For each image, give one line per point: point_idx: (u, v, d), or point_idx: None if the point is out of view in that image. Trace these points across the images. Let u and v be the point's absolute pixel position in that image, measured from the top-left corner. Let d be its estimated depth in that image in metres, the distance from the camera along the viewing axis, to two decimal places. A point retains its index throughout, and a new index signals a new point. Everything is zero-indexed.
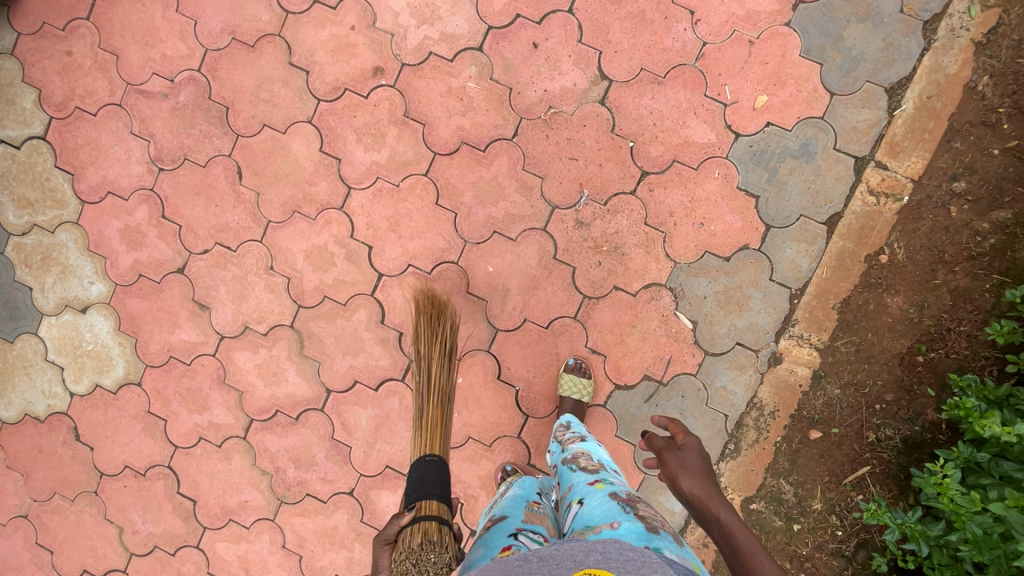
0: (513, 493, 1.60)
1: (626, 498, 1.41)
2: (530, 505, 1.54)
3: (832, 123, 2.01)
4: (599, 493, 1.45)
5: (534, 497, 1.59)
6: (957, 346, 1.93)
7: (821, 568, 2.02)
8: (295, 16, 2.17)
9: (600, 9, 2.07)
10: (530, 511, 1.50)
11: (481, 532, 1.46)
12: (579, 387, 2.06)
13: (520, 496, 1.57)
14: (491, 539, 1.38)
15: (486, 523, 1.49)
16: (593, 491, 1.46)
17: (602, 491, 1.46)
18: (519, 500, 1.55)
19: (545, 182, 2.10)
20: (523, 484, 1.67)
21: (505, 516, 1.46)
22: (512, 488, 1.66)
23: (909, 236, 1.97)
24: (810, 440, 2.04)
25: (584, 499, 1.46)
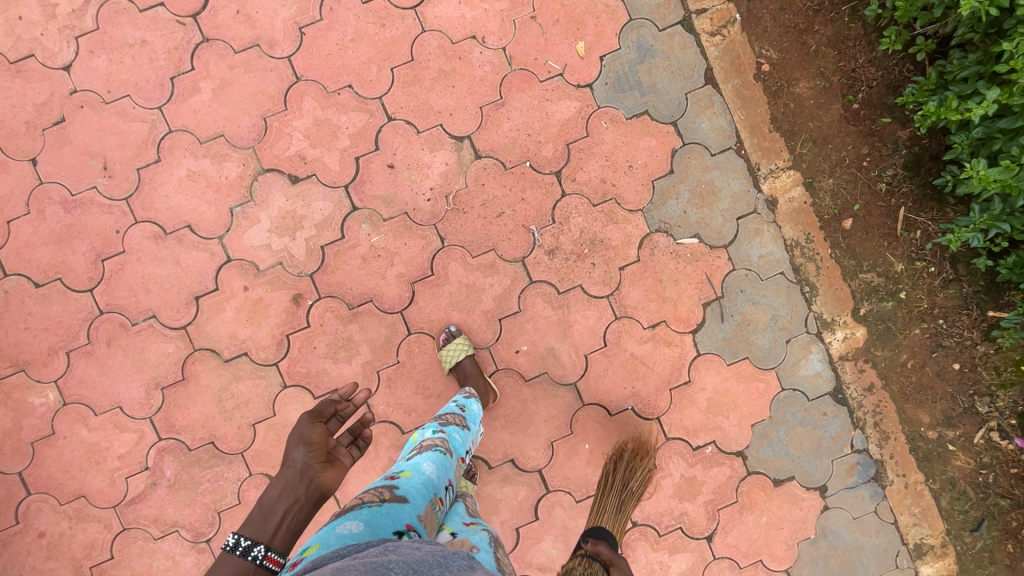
0: (428, 475, 1.50)
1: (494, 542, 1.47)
2: (433, 500, 1.46)
3: (641, 16, 2.13)
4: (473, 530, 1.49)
5: (443, 492, 1.51)
6: (871, 75, 2.10)
7: (948, 303, 2.14)
8: (191, 323, 2.07)
9: (408, 95, 2.09)
10: (429, 509, 1.42)
11: (371, 501, 1.37)
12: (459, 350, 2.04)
13: (431, 484, 1.48)
14: (376, 524, 1.29)
15: (381, 492, 1.41)
16: (468, 529, 1.49)
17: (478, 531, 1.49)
18: (429, 490, 1.46)
19: (498, 249, 2.12)
20: (439, 464, 1.55)
21: (402, 506, 1.38)
22: (427, 459, 1.55)
23: (765, 38, 2.13)
24: (850, 228, 2.16)
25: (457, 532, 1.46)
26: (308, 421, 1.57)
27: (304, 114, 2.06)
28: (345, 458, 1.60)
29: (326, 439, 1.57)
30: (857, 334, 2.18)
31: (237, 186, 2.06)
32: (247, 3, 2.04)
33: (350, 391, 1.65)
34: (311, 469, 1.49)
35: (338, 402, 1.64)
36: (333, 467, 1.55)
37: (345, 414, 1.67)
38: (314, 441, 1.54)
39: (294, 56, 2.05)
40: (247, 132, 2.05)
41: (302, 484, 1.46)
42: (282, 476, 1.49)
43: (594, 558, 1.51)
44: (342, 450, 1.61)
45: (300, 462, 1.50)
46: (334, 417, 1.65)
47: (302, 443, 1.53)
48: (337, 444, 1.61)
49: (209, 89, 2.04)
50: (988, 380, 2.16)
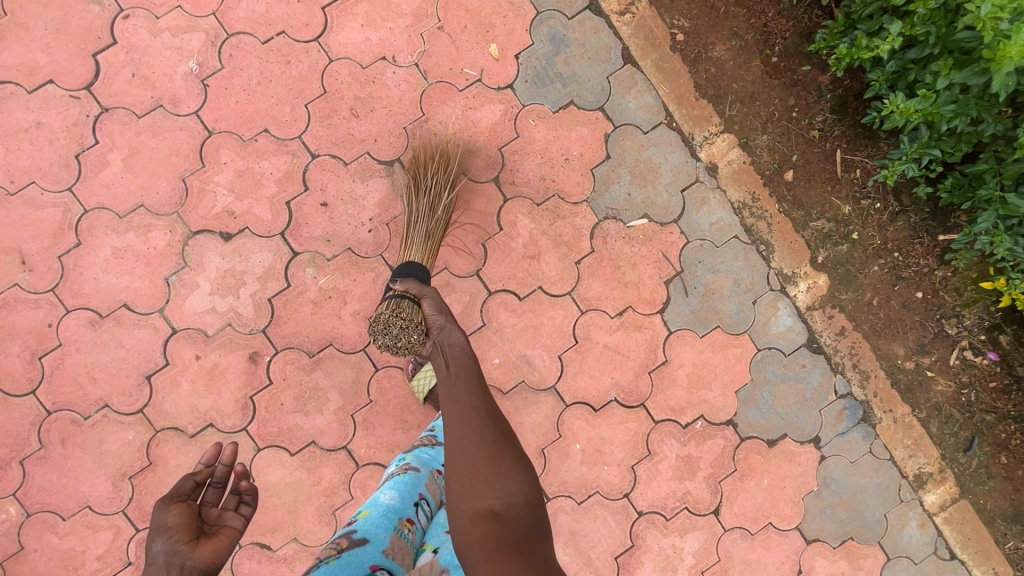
0: (387, 505, 1.51)
1: None
2: (399, 527, 1.48)
3: (548, 7, 2.10)
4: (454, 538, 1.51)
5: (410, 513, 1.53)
6: (784, 27, 2.11)
7: (900, 235, 2.16)
8: (147, 405, 1.97)
9: (327, 129, 2.02)
10: (395, 539, 1.44)
11: (332, 554, 1.38)
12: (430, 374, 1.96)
13: (392, 512, 1.49)
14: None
15: (341, 540, 1.42)
16: (447, 539, 1.51)
17: (457, 538, 1.51)
18: (389, 520, 1.47)
19: (451, 267, 2.07)
20: (401, 488, 1.57)
21: (363, 547, 1.39)
22: (387, 489, 1.56)
23: (674, 8, 2.12)
24: (792, 180, 2.17)
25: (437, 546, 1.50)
26: (165, 505, 1.32)
27: (223, 167, 1.98)
28: (233, 521, 1.40)
29: (195, 515, 1.35)
30: (820, 282, 2.19)
31: (168, 254, 1.96)
32: (141, 64, 1.94)
33: (212, 455, 1.44)
34: (177, 553, 1.24)
35: (197, 472, 1.41)
36: (210, 540, 1.31)
37: (218, 479, 1.45)
38: (174, 524, 1.28)
39: (202, 110, 1.97)
40: (168, 197, 1.96)
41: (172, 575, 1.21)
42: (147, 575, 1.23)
43: (404, 299, 1.75)
44: (229, 514, 1.41)
45: (163, 552, 1.23)
46: (208, 486, 1.44)
47: (157, 532, 1.27)
48: (219, 513, 1.41)
49: (119, 160, 1.94)
50: (952, 302, 2.18)
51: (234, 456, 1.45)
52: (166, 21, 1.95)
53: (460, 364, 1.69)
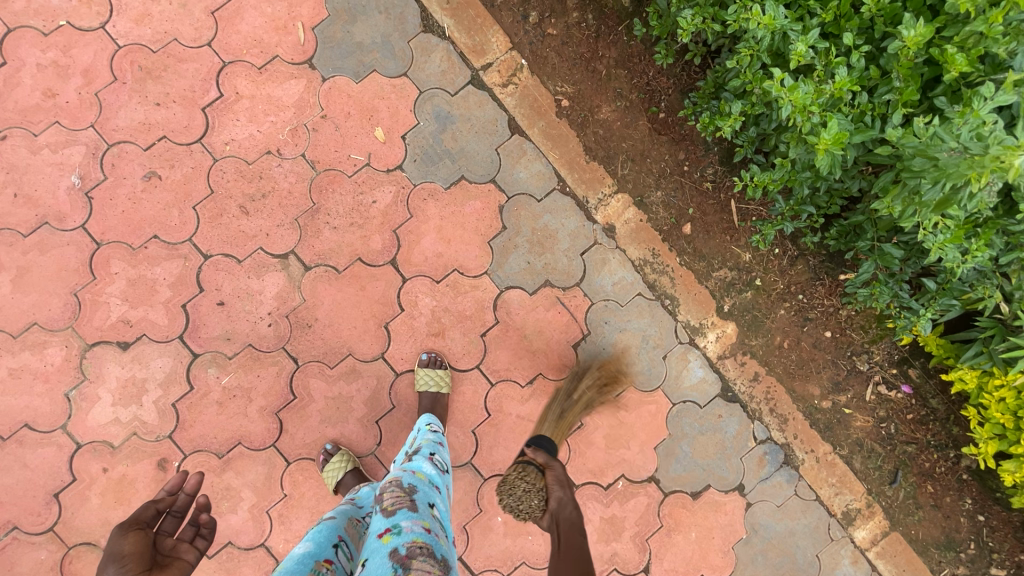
0: (300, 553, 1.37)
1: (402, 556, 1.34)
2: (316, 566, 1.34)
3: (430, 86, 2.11)
4: (381, 551, 1.37)
5: (329, 553, 1.40)
6: (665, 84, 2.12)
7: (802, 278, 2.17)
8: (57, 523, 1.95)
9: (217, 228, 2.02)
10: None
11: None
12: (336, 468, 1.96)
13: (307, 556, 1.36)
14: None
15: None
16: (377, 549, 1.38)
17: (385, 547, 1.37)
18: (303, 563, 1.33)
19: (354, 353, 2.07)
20: (315, 536, 1.44)
21: None
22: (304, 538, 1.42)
23: (556, 75, 2.14)
24: (691, 233, 2.18)
25: (369, 559, 1.37)
26: (120, 533, 1.21)
27: (115, 278, 1.98)
28: (188, 554, 1.28)
29: (150, 544, 1.23)
30: (728, 330, 2.20)
31: (66, 369, 1.96)
32: (24, 184, 1.95)
33: (177, 481, 1.32)
34: None
35: (158, 500, 1.30)
36: (164, 572, 1.20)
37: (178, 508, 1.33)
38: (128, 552, 1.16)
39: (88, 222, 1.97)
40: (61, 313, 1.96)
41: None
42: None
43: None
44: (184, 546, 1.29)
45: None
46: (166, 514, 1.32)
47: (110, 558, 1.15)
48: (174, 543, 1.28)
49: (8, 281, 1.94)
50: (860, 339, 2.19)
51: (198, 487, 1.33)
52: (44, 137, 1.95)
53: None
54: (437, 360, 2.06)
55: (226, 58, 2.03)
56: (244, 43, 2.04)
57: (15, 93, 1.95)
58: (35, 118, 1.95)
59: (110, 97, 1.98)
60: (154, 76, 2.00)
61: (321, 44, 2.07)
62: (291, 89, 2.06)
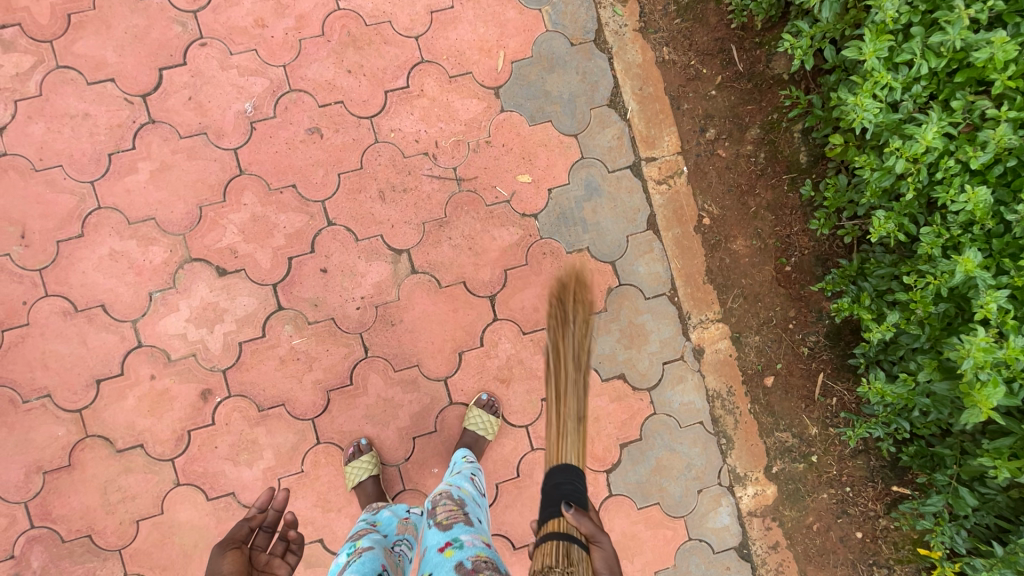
0: None
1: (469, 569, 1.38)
2: None
3: (593, 155, 2.17)
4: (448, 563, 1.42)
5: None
6: (805, 243, 2.15)
7: (856, 473, 2.17)
8: (88, 407, 1.96)
9: (350, 202, 2.07)
10: None
11: None
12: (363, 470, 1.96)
13: (370, 559, 1.45)
14: None
15: None
16: (441, 561, 1.43)
17: (450, 560, 1.42)
18: None
19: (422, 366, 2.09)
20: (361, 567, 1.42)
21: None
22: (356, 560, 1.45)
23: (709, 193, 2.19)
24: (770, 386, 2.20)
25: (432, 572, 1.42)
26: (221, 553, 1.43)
27: (242, 207, 2.02)
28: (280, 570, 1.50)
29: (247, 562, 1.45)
30: (767, 491, 2.20)
31: (160, 271, 1.99)
32: (201, 91, 2.01)
33: (265, 500, 1.56)
34: None
35: (252, 518, 1.54)
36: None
37: (269, 524, 1.58)
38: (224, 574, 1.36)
39: (240, 148, 2.03)
40: (180, 219, 2.00)
41: None
42: None
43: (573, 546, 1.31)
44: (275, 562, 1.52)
45: None
46: (260, 530, 1.56)
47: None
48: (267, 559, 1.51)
49: (147, 170, 1.99)
50: (887, 553, 2.15)
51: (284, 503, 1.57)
52: (238, 59, 2.03)
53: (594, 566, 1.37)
54: (494, 406, 2.08)
55: (425, 56, 2.12)
56: (447, 49, 2.13)
57: (230, 11, 2.03)
58: (238, 39, 2.03)
59: (310, 48, 2.06)
60: (357, 45, 2.08)
61: (513, 79, 2.15)
62: (470, 107, 2.13)
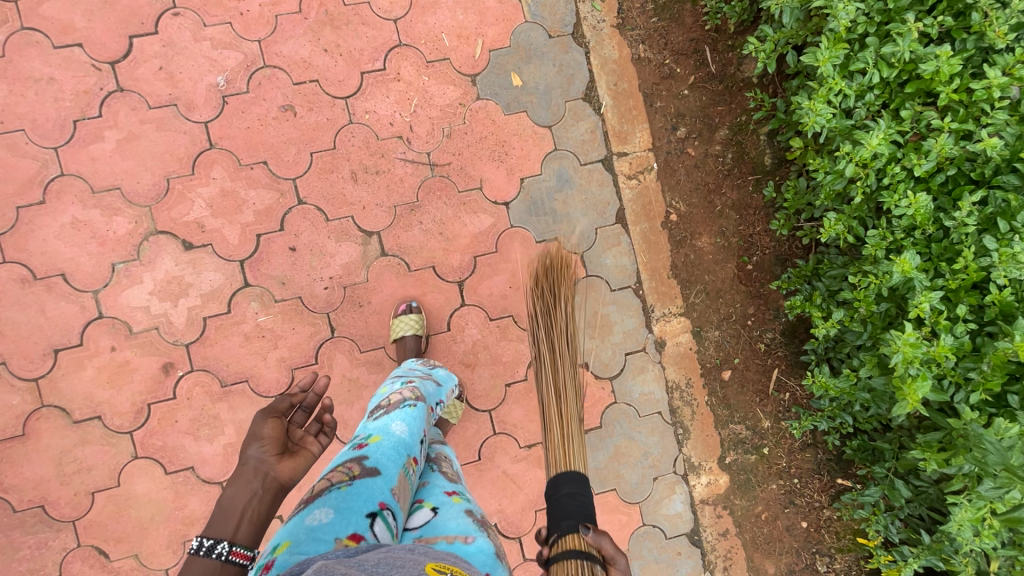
0: (396, 442, 1.43)
1: (481, 517, 1.40)
2: (406, 465, 1.41)
3: (566, 147, 2.21)
4: (459, 505, 1.42)
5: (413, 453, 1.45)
6: (766, 243, 2.22)
7: (804, 465, 2.26)
8: (45, 376, 1.94)
9: (322, 182, 2.07)
10: (401, 477, 1.37)
11: (340, 481, 1.32)
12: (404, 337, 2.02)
13: (401, 447, 1.43)
14: (346, 507, 1.25)
15: (351, 467, 1.36)
16: (452, 502, 1.42)
17: (461, 504, 1.42)
18: (399, 454, 1.41)
19: (388, 348, 2.11)
20: (393, 446, 1.42)
21: (375, 477, 1.33)
22: (397, 419, 1.50)
23: (677, 190, 2.25)
24: (727, 379, 2.28)
25: (440, 507, 1.40)
26: (264, 416, 1.44)
27: (211, 182, 2.01)
28: (313, 447, 1.49)
29: (285, 432, 1.46)
30: (720, 480, 2.28)
31: (125, 242, 1.97)
32: (172, 62, 1.99)
33: (307, 382, 1.50)
34: (264, 463, 1.38)
35: (294, 395, 1.51)
36: (292, 458, 1.43)
37: (308, 405, 1.54)
38: (267, 436, 1.41)
39: (211, 122, 2.01)
40: (146, 191, 1.98)
41: (257, 479, 1.37)
42: (239, 473, 1.39)
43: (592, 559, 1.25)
44: (310, 439, 1.50)
45: (253, 458, 1.38)
46: (299, 408, 1.54)
47: (254, 438, 1.41)
48: (302, 435, 1.50)
49: (114, 139, 1.96)
50: (830, 542, 2.25)
51: (325, 390, 1.51)
52: (211, 31, 2.01)
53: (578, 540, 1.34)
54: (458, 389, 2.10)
55: (403, 40, 2.12)
56: (426, 34, 2.13)
57: None
58: (212, 11, 2.01)
59: (287, 25, 2.05)
60: (334, 25, 2.07)
61: (490, 67, 2.17)
62: (447, 93, 2.15)
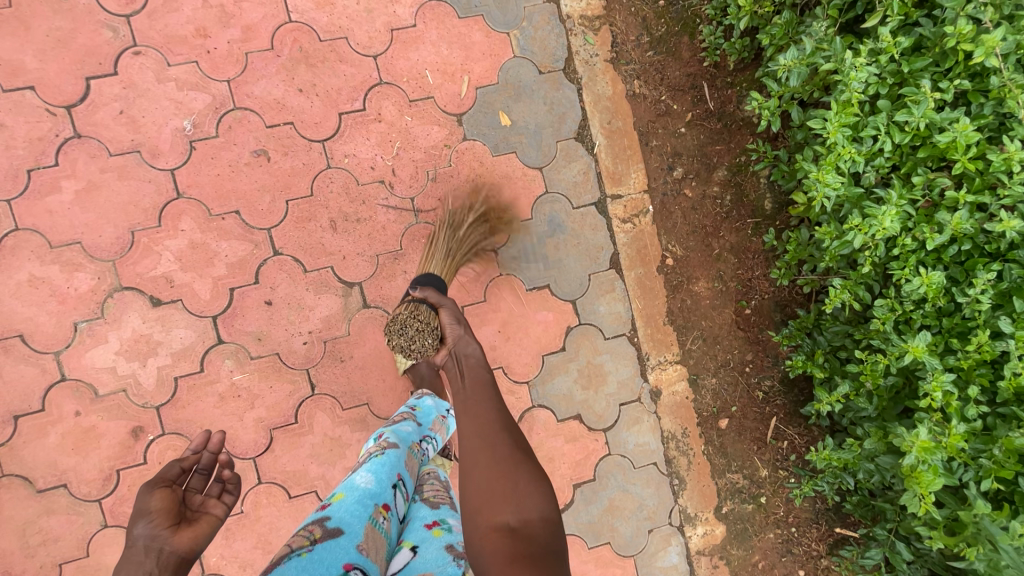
0: (361, 492, 1.35)
1: (462, 550, 1.33)
2: (373, 514, 1.32)
3: (557, 190, 2.10)
4: (437, 540, 1.34)
5: (384, 500, 1.37)
6: (765, 287, 2.14)
7: (802, 514, 2.21)
8: (5, 444, 1.82)
9: (298, 231, 1.95)
10: (368, 530, 1.28)
11: (301, 547, 1.22)
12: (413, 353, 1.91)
13: (367, 498, 1.34)
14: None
15: (312, 531, 1.26)
16: (430, 539, 1.35)
17: (440, 539, 1.35)
18: (365, 506, 1.32)
19: (372, 404, 2.01)
20: (357, 499, 1.33)
21: (337, 537, 1.24)
22: (363, 472, 1.42)
23: (674, 233, 2.15)
24: (725, 428, 2.21)
25: (418, 546, 1.32)
26: (147, 489, 1.23)
27: (179, 233, 1.88)
28: (216, 509, 1.30)
29: (178, 500, 1.25)
30: (716, 530, 2.23)
31: (87, 300, 1.84)
32: (134, 105, 1.85)
33: (201, 440, 1.33)
34: (157, 539, 1.16)
35: (183, 458, 1.31)
36: (191, 526, 1.22)
37: (204, 465, 1.35)
38: (156, 508, 1.20)
39: (178, 169, 1.87)
40: (109, 244, 1.85)
41: (149, 561, 1.13)
42: (118, 564, 1.14)
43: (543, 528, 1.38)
44: (213, 501, 1.31)
45: (142, 538, 1.15)
46: (193, 471, 1.34)
47: (137, 515, 1.18)
48: (203, 499, 1.30)
49: (72, 190, 1.82)
50: None
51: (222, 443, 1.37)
52: (175, 71, 1.86)
53: (476, 373, 1.66)
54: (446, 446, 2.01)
55: (384, 78, 1.99)
56: (408, 71, 2.00)
57: (169, 17, 1.86)
58: (176, 50, 1.86)
59: (258, 63, 1.91)
60: (310, 62, 1.94)
61: (477, 106, 2.05)
62: (431, 134, 2.03)
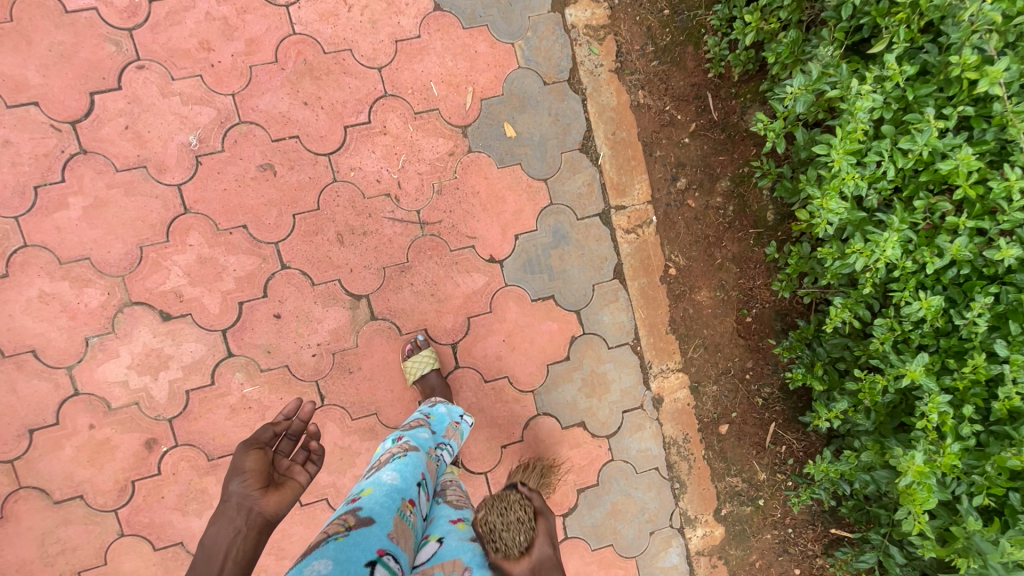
0: (391, 487, 1.39)
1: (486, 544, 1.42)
2: (402, 508, 1.35)
3: (562, 201, 2.11)
4: (462, 533, 1.42)
5: (411, 495, 1.40)
6: (766, 296, 2.18)
7: (799, 516, 2.27)
8: (21, 457, 1.86)
9: (306, 244, 1.96)
10: (399, 521, 1.31)
11: (336, 532, 1.24)
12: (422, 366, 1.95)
13: (396, 492, 1.37)
14: (346, 558, 1.16)
15: (344, 519, 1.28)
16: (454, 531, 1.42)
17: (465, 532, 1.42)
18: (395, 499, 1.35)
19: (381, 414, 2.04)
20: (386, 493, 1.36)
21: (371, 527, 1.26)
22: (389, 469, 1.45)
23: (677, 243, 2.17)
24: (725, 433, 2.26)
25: (444, 538, 1.39)
26: (245, 449, 1.35)
27: (187, 249, 1.89)
28: (300, 477, 1.40)
29: (270, 462, 1.37)
30: (715, 532, 2.29)
31: (98, 315, 1.86)
32: (139, 120, 1.84)
33: (292, 408, 1.43)
34: (248, 498, 1.29)
35: (277, 423, 1.43)
36: (278, 491, 1.34)
37: (295, 431, 1.45)
38: (248, 469, 1.31)
39: (185, 185, 1.88)
40: (118, 260, 1.86)
41: (239, 518, 1.28)
42: (220, 511, 1.32)
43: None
44: (298, 468, 1.41)
45: (236, 495, 1.30)
46: (284, 435, 1.45)
47: (235, 471, 1.32)
48: (289, 464, 1.41)
49: (79, 207, 1.83)
50: None
51: (310, 413, 1.44)
52: (180, 85, 1.86)
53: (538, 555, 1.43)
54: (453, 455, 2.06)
55: (389, 90, 1.99)
56: (413, 82, 2.00)
57: (172, 30, 1.85)
58: (180, 64, 1.86)
59: (262, 76, 1.90)
60: (314, 75, 1.93)
61: (482, 118, 2.05)
62: (436, 146, 2.03)
